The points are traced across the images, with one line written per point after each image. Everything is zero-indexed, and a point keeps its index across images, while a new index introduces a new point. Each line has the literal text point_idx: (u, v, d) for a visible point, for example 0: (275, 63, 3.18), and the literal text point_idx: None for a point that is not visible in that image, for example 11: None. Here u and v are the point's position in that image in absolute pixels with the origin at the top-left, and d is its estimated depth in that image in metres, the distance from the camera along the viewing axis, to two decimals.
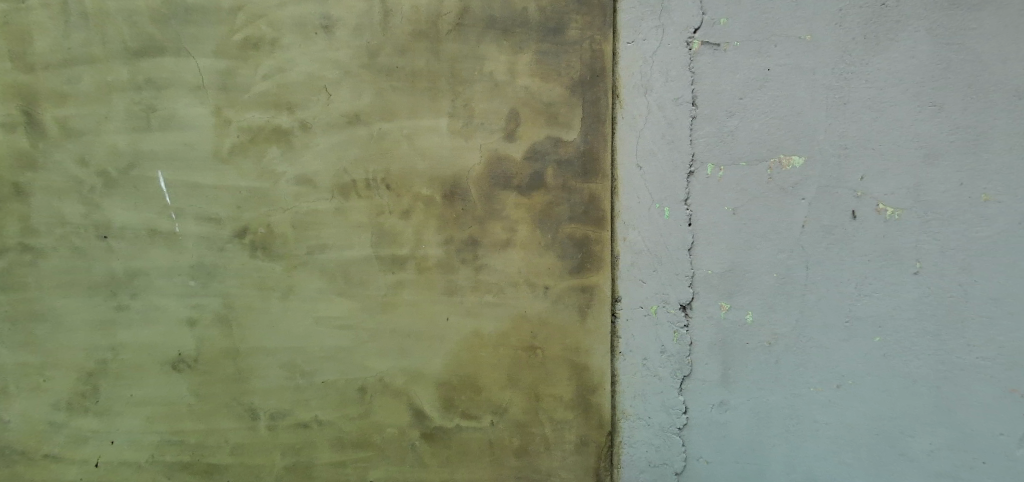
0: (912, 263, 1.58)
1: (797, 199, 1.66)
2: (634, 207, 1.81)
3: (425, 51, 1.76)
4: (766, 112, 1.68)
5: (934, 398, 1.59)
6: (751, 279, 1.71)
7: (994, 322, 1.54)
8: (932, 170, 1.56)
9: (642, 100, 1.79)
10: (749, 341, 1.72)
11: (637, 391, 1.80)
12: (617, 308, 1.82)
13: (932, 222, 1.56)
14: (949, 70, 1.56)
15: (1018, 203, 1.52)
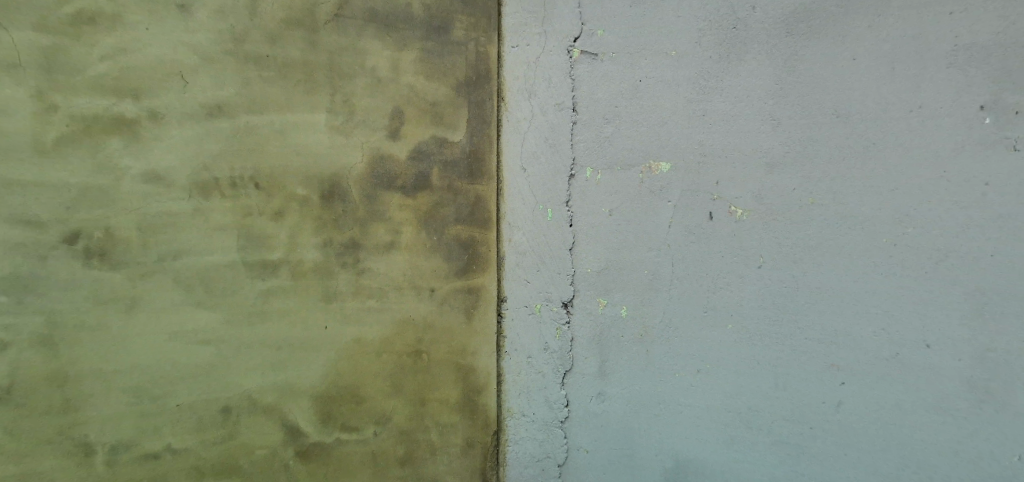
0: (755, 257, 1.67)
1: (663, 202, 1.73)
2: (519, 208, 1.85)
3: (300, 40, 1.64)
4: (637, 119, 1.75)
5: (772, 376, 1.67)
6: (625, 276, 1.79)
7: (819, 305, 1.61)
8: (772, 177, 1.64)
9: (525, 104, 1.84)
10: (623, 334, 1.80)
11: (522, 389, 1.89)
12: (503, 308, 1.88)
13: (771, 222, 1.65)
14: (788, 86, 1.62)
15: (840, 204, 1.58)
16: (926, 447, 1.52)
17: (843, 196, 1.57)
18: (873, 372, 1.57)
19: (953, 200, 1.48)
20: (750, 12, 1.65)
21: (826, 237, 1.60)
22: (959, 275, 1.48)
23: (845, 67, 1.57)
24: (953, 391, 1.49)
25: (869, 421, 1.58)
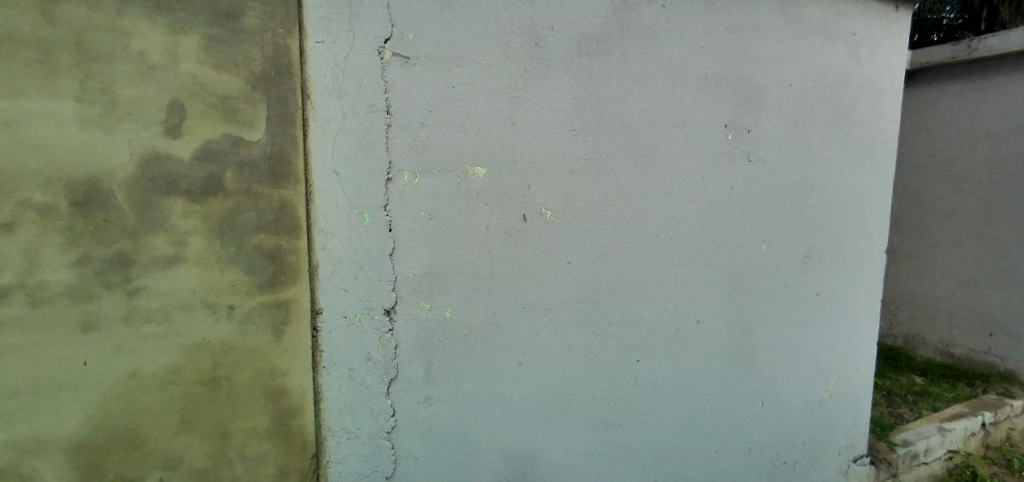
0: (566, 254, 1.85)
1: (480, 204, 1.78)
2: (332, 214, 1.67)
3: (33, 10, 1.36)
4: (454, 126, 1.74)
5: (583, 363, 1.91)
6: (449, 279, 1.78)
7: (619, 296, 1.91)
8: (574, 181, 1.84)
9: (334, 104, 1.65)
10: (448, 336, 1.80)
11: (343, 405, 1.74)
12: (317, 322, 1.70)
13: (576, 222, 1.85)
14: (585, 100, 1.82)
15: (630, 206, 1.88)
16: (690, 401, 2.02)
17: (627, 197, 1.88)
18: (662, 347, 1.98)
19: (711, 203, 1.97)
20: (550, 31, 1.77)
21: (619, 234, 1.89)
22: (719, 265, 2.01)
23: (627, 89, 1.84)
24: (718, 353, 2.05)
25: (654, 389, 1.99)
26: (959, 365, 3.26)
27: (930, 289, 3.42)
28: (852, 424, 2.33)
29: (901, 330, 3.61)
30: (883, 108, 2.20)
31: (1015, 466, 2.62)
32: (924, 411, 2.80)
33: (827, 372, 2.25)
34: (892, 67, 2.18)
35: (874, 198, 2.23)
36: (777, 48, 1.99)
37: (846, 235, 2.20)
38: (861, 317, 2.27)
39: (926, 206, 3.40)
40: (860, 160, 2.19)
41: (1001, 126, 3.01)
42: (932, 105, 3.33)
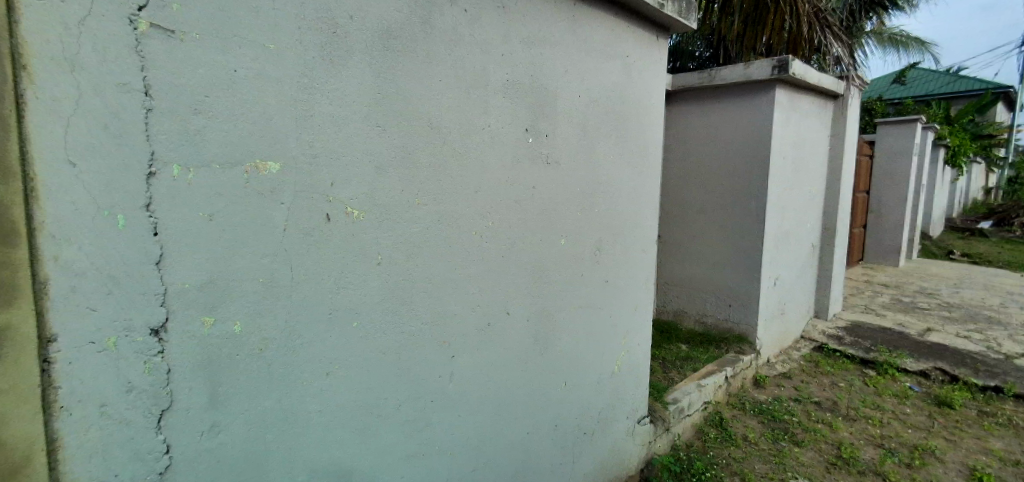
0: (374, 256, 1.67)
1: (276, 205, 1.46)
2: (69, 220, 1.19)
3: None
4: (237, 115, 1.38)
5: (396, 365, 1.76)
6: (234, 285, 1.41)
7: (430, 294, 1.83)
8: (383, 178, 1.66)
9: (65, 77, 1.16)
10: (238, 352, 1.44)
11: (97, 448, 1.26)
12: (49, 352, 1.19)
13: (385, 221, 1.68)
14: (389, 95, 1.65)
15: (438, 204, 1.81)
16: (499, 391, 2.07)
17: (439, 200, 1.81)
18: (472, 341, 1.97)
19: (517, 200, 2.04)
20: (349, 20, 1.54)
21: (431, 235, 1.81)
22: (522, 258, 2.09)
23: (431, 85, 1.75)
24: (524, 341, 2.14)
25: (466, 384, 1.97)
26: (710, 332, 3.89)
27: (689, 273, 4.01)
28: (637, 390, 2.68)
29: (671, 307, 4.16)
30: (651, 121, 2.56)
31: (747, 407, 3.30)
32: (687, 373, 3.33)
33: (616, 348, 2.55)
34: (654, 89, 2.56)
35: (646, 195, 2.59)
36: (568, 62, 2.14)
37: (628, 228, 2.52)
38: (638, 298, 2.64)
39: (684, 204, 3.96)
40: (635, 166, 2.51)
41: (733, 140, 3.64)
42: (685, 120, 3.88)
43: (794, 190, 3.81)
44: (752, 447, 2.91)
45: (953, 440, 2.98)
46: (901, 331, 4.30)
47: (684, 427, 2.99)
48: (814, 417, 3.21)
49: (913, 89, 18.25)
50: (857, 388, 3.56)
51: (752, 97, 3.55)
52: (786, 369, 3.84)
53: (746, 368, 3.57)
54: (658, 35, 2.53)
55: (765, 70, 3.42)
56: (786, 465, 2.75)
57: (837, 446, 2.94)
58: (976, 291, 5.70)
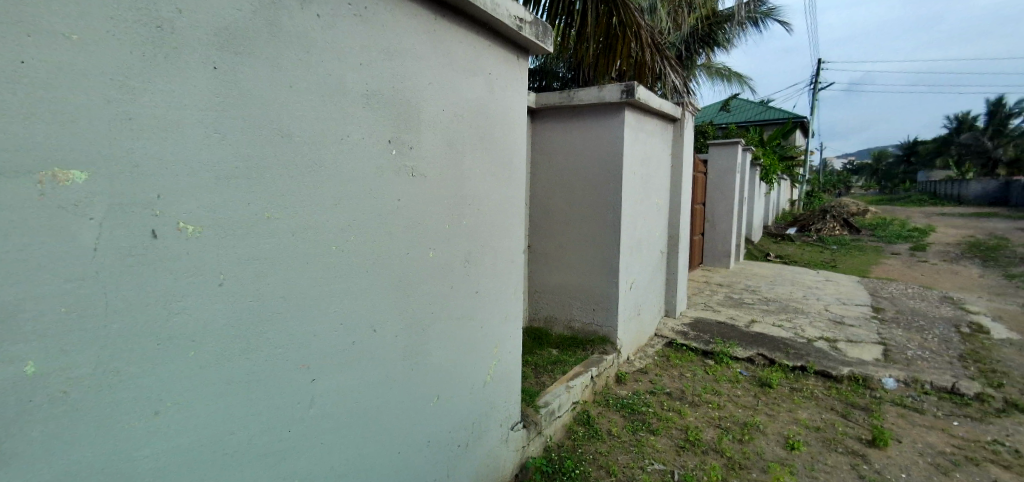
0: (216, 275, 1.36)
1: (82, 220, 1.14)
2: None
3: None
4: (29, 116, 1.07)
5: (247, 394, 1.46)
6: (28, 319, 1.08)
7: (288, 317, 1.55)
8: (226, 190, 1.37)
9: None
10: (33, 399, 1.09)
11: None
12: None
13: (227, 238, 1.38)
14: (231, 96, 1.37)
15: (288, 217, 1.53)
16: (371, 414, 1.85)
17: (289, 213, 1.53)
18: (337, 364, 1.72)
19: (379, 216, 1.81)
20: (176, 15, 1.25)
21: (285, 250, 1.53)
22: (391, 273, 1.88)
23: (284, 91, 1.49)
24: (394, 362, 1.93)
25: (332, 407, 1.71)
26: (577, 335, 3.98)
27: (556, 280, 4.06)
28: (508, 398, 2.64)
29: (541, 313, 4.17)
30: (515, 134, 2.51)
31: (611, 403, 3.52)
32: (556, 375, 3.42)
33: (488, 360, 2.46)
34: (515, 107, 2.51)
35: (513, 205, 2.55)
36: (431, 72, 1.99)
37: (497, 239, 2.44)
38: (509, 308, 2.58)
39: (550, 214, 4.00)
40: (502, 178, 2.45)
41: (590, 151, 3.77)
42: (549, 134, 3.92)
43: (645, 203, 4.12)
44: (615, 440, 3.11)
45: (771, 415, 3.45)
46: (732, 324, 4.98)
47: (556, 427, 3.07)
48: (666, 406, 3.53)
49: (736, 116, 21.10)
50: (699, 376, 4.00)
51: (607, 116, 3.68)
52: (642, 364, 4.17)
53: (610, 366, 3.76)
54: (518, 55, 2.51)
55: (615, 94, 3.56)
56: (644, 453, 2.97)
57: (685, 430, 3.25)
58: (785, 287, 6.75)
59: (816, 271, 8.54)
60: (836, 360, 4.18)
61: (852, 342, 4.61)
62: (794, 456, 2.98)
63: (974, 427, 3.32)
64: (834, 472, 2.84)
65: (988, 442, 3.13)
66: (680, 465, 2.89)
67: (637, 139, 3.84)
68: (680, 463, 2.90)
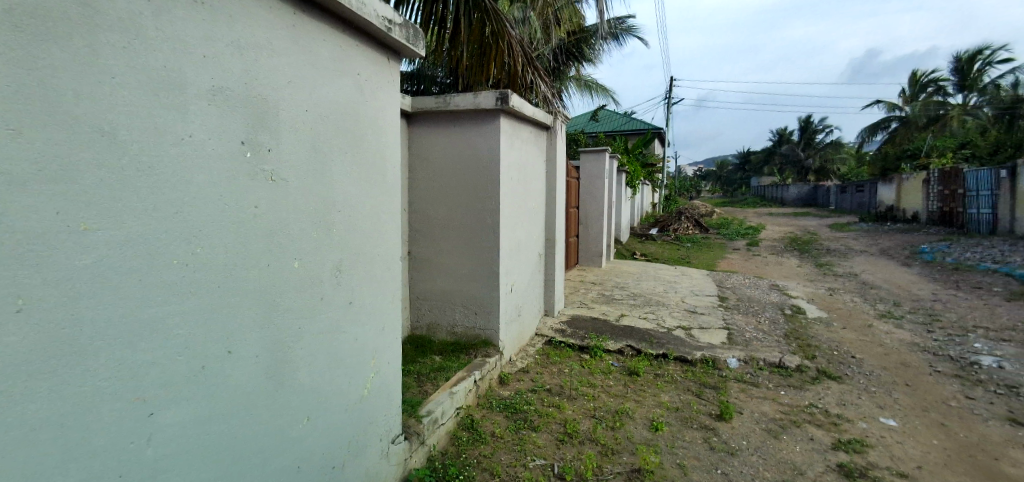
0: (12, 301, 1.14)
1: None
2: None
3: None
4: None
5: (60, 439, 1.23)
6: None
7: (121, 345, 1.35)
8: (23, 199, 1.16)
9: None
10: None
11: None
12: None
13: (28, 256, 1.17)
14: (26, 87, 1.16)
15: (117, 230, 1.33)
16: (228, 446, 1.65)
17: (114, 225, 1.32)
18: (185, 393, 1.51)
19: (235, 223, 1.64)
20: None
21: (111, 267, 1.32)
22: (249, 287, 1.70)
23: (105, 86, 1.30)
24: (255, 385, 1.74)
25: (178, 444, 1.49)
26: (460, 340, 4.02)
27: (439, 286, 4.09)
28: (388, 413, 2.50)
29: (424, 321, 4.17)
30: (387, 138, 2.42)
31: (495, 404, 3.47)
32: (439, 383, 3.36)
33: (365, 373, 2.32)
34: (389, 109, 2.45)
35: (389, 211, 2.45)
36: (291, 71, 1.86)
37: (371, 246, 2.32)
38: (387, 318, 2.46)
39: (431, 221, 4.04)
40: (375, 183, 2.34)
41: (461, 159, 3.87)
42: (427, 140, 3.96)
43: (522, 207, 4.22)
44: (499, 441, 3.05)
45: (639, 401, 3.61)
46: (604, 319, 5.29)
47: (439, 436, 2.96)
48: (546, 402, 3.54)
49: (603, 126, 22.59)
50: (576, 370, 4.10)
51: (483, 123, 3.78)
52: (524, 363, 4.21)
53: (494, 367, 3.80)
54: (390, 59, 2.44)
55: (490, 101, 3.68)
56: (527, 450, 2.95)
57: (563, 424, 3.27)
58: (648, 283, 7.39)
59: (674, 266, 9.40)
60: (690, 347, 4.60)
61: (703, 329, 5.18)
62: (658, 436, 3.15)
63: (796, 393, 3.86)
64: (691, 447, 3.04)
65: (806, 406, 3.62)
66: (559, 457, 2.91)
67: (512, 146, 3.99)
68: (559, 456, 2.92)
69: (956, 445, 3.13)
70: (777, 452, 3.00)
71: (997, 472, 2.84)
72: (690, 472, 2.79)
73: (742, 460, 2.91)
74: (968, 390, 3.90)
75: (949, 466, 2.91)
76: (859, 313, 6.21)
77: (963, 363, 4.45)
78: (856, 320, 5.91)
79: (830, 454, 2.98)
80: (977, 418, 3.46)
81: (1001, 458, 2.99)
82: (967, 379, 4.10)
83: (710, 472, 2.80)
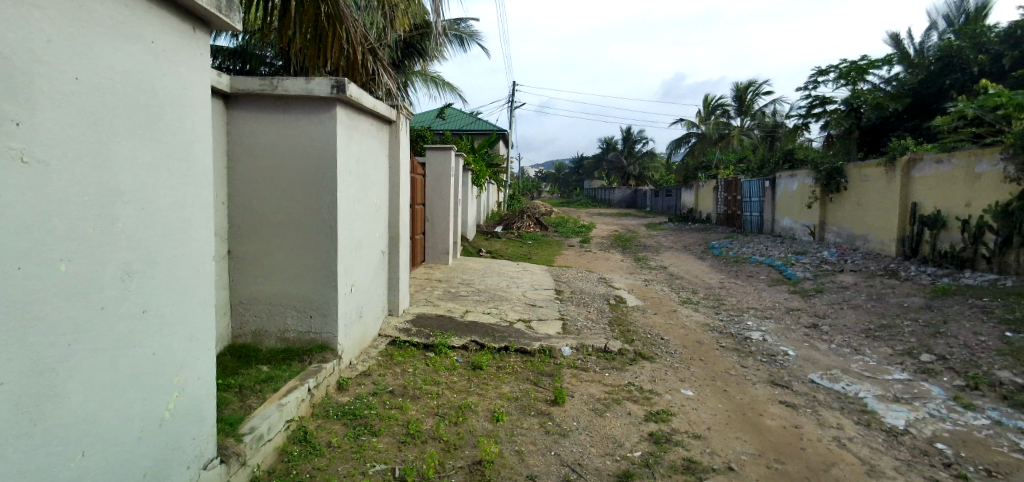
0: None
1: None
2: None
3: None
4: None
5: None
6: None
7: None
8: None
9: None
10: None
11: None
12: None
13: None
14: None
15: None
16: None
17: None
18: None
19: None
20: None
21: None
22: None
23: None
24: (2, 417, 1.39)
25: None
26: (292, 347, 3.57)
27: (264, 290, 3.58)
28: (198, 434, 2.18)
29: (248, 328, 3.61)
30: (193, 120, 2.11)
31: (331, 413, 3.22)
32: (266, 394, 2.98)
33: (165, 392, 1.98)
34: (195, 87, 2.14)
35: (195, 204, 2.13)
36: (51, 29, 1.52)
37: (171, 243, 1.99)
38: (196, 327, 2.14)
39: (255, 217, 3.52)
40: (176, 171, 2.02)
41: (294, 147, 3.44)
42: (250, 126, 3.44)
43: (360, 204, 4.00)
44: (336, 451, 2.84)
45: (482, 394, 3.75)
46: (449, 316, 5.38)
47: (265, 454, 2.64)
48: (388, 405, 3.43)
49: (448, 124, 22.84)
50: (421, 369, 4.08)
51: (317, 112, 3.41)
52: (365, 366, 3.99)
53: (331, 373, 3.49)
54: (195, 29, 2.13)
55: (325, 89, 3.31)
56: (366, 457, 2.80)
57: (406, 425, 3.20)
58: (492, 278, 7.72)
59: (515, 263, 9.91)
60: (529, 338, 4.94)
61: (541, 320, 5.60)
62: (498, 426, 3.26)
63: (617, 374, 4.38)
64: (528, 434, 3.21)
65: (625, 385, 4.11)
66: (401, 460, 2.81)
67: (350, 138, 3.69)
68: (401, 458, 2.83)
69: (736, 406, 3.80)
70: (601, 429, 3.34)
71: (760, 424, 3.51)
72: (526, 457, 2.93)
73: (573, 440, 3.16)
74: (743, 361, 4.76)
75: (729, 424, 3.52)
76: (667, 301, 7.18)
77: (739, 338, 5.41)
78: (664, 306, 6.83)
79: (643, 426, 3.42)
80: (749, 383, 4.24)
81: (764, 413, 3.68)
82: (742, 351, 5.00)
83: (544, 454, 2.98)
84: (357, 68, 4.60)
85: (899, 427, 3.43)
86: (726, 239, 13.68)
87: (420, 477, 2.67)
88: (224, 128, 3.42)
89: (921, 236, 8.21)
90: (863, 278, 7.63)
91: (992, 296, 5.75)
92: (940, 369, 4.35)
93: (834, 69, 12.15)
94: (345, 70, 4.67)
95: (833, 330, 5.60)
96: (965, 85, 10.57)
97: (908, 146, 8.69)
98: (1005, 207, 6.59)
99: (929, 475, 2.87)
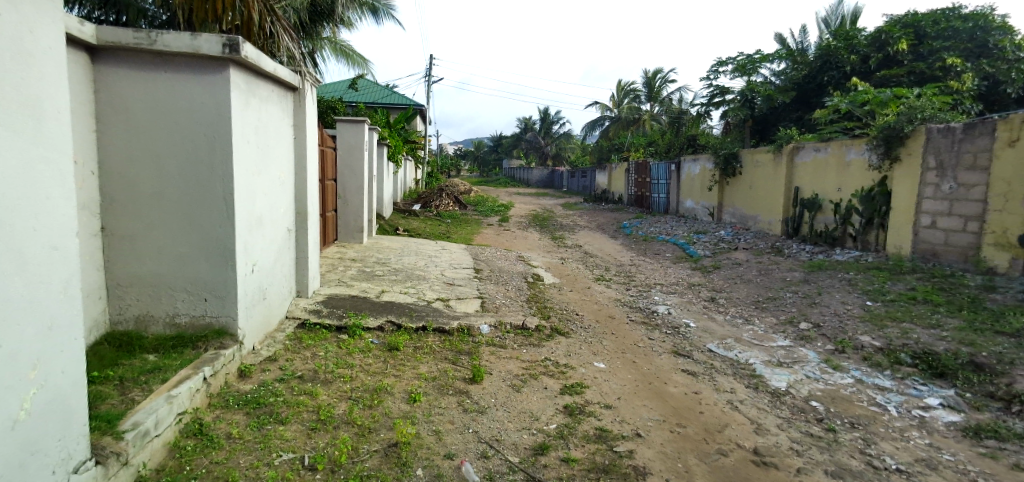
0: None
1: None
2: None
3: None
4: None
5: None
6: None
7: None
8: None
9: None
10: None
11: None
12: None
13: None
14: None
15: None
16: None
17: None
18: None
19: None
20: None
21: None
22: None
23: None
24: None
25: None
26: (183, 333, 3.36)
27: (148, 270, 3.31)
28: (64, 435, 1.98)
29: (129, 314, 3.33)
30: (42, 74, 1.88)
31: (231, 402, 3.09)
32: (153, 386, 2.80)
33: (17, 388, 1.79)
34: (44, 34, 1.90)
35: (48, 171, 1.90)
36: None
37: (20, 217, 1.78)
38: (57, 315, 1.93)
39: (134, 189, 3.23)
40: (20, 133, 1.79)
41: (179, 112, 3.19)
42: (124, 84, 3.15)
43: (260, 179, 3.77)
44: (237, 443, 2.74)
45: (398, 375, 3.74)
46: (364, 296, 5.28)
47: (151, 451, 2.49)
48: (296, 391, 3.34)
49: (361, 96, 22.04)
50: (333, 352, 3.99)
51: (206, 72, 3.18)
52: (270, 351, 3.84)
53: (230, 360, 3.33)
54: None
55: (214, 47, 3.09)
56: (271, 447, 2.72)
57: (317, 411, 3.14)
58: (410, 257, 7.64)
59: (434, 241, 9.86)
60: (447, 317, 4.97)
61: (459, 299, 5.63)
62: (414, 407, 3.28)
63: (534, 350, 4.52)
64: (446, 413, 3.26)
65: (542, 361, 4.26)
66: (310, 448, 2.76)
67: (246, 105, 3.46)
68: (310, 446, 2.77)
69: (642, 376, 4.06)
70: (518, 404, 3.46)
71: (664, 391, 3.78)
72: (444, 436, 2.97)
73: (490, 416, 3.25)
74: (650, 333, 5.08)
75: (637, 393, 3.76)
76: (582, 278, 7.46)
77: (647, 312, 5.76)
78: (579, 283, 7.09)
79: (558, 399, 3.58)
80: (654, 354, 4.54)
81: (667, 381, 3.96)
82: (648, 325, 5.33)
83: (462, 432, 3.04)
84: (252, 28, 4.49)
85: (781, 388, 3.82)
86: (635, 218, 14.35)
87: (331, 464, 2.64)
88: (92, 86, 3.10)
89: (801, 217, 9.03)
90: (753, 255, 8.33)
91: (858, 270, 6.48)
92: (815, 335, 4.88)
93: (730, 61, 13.04)
94: (241, 28, 4.56)
95: (728, 303, 6.09)
96: (840, 82, 11.63)
97: (792, 135, 9.51)
98: (870, 192, 7.41)
99: (805, 429, 3.24)
